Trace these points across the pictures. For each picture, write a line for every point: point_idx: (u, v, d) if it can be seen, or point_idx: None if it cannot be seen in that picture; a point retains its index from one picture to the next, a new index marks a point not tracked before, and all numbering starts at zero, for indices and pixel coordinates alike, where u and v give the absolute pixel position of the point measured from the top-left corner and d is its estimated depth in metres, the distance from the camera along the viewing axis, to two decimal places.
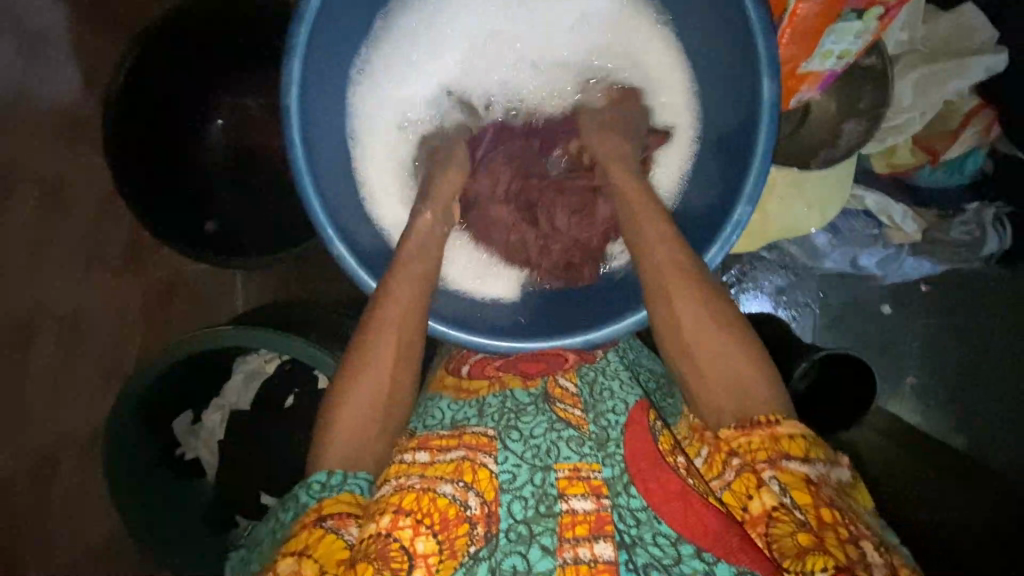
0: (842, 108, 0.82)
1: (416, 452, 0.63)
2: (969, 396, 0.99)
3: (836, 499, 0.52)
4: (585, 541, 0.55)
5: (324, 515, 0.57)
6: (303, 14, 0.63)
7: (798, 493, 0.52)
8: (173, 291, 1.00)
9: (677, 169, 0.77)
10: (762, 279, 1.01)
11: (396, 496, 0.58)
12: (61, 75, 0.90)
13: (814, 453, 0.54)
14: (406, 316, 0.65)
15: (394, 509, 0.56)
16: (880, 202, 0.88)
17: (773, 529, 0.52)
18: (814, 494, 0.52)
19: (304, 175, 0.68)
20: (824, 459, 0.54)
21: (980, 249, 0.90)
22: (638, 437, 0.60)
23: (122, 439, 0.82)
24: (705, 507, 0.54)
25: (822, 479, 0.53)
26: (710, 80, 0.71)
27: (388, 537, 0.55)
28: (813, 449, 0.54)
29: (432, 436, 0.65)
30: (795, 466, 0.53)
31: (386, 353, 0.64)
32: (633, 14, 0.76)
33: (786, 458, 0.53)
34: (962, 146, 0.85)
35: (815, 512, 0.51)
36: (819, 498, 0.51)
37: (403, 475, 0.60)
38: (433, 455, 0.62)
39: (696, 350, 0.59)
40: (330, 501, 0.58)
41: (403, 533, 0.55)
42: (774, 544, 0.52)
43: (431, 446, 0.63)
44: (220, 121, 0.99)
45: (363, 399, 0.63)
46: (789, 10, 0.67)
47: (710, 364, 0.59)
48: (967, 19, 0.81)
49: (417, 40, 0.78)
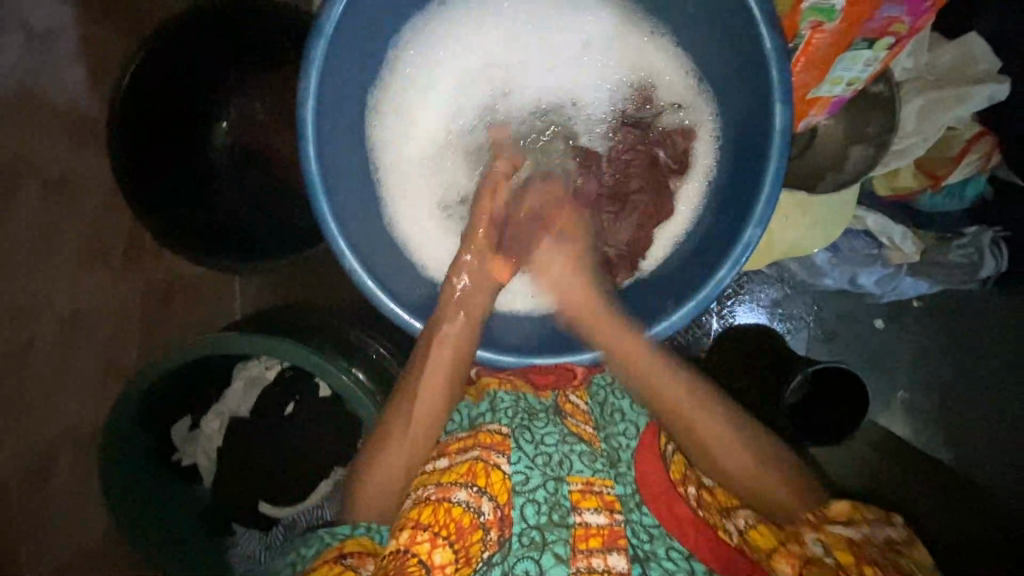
0: (850, 134, 0.84)
1: (436, 461, 0.64)
2: (962, 414, 1.00)
3: (879, 559, 0.56)
4: (598, 552, 0.56)
5: (345, 552, 0.60)
6: (322, 27, 0.64)
7: (839, 552, 0.56)
8: (173, 293, 1.03)
9: (700, 179, 0.77)
10: (759, 291, 1.02)
11: (415, 510, 0.58)
12: (69, 69, 0.89)
13: (855, 517, 0.61)
14: (455, 368, 0.68)
15: (413, 524, 0.57)
16: (880, 223, 0.90)
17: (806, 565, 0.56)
18: (855, 553, 0.56)
19: (318, 187, 0.68)
20: (871, 524, 0.60)
21: (976, 272, 0.92)
22: (649, 460, 0.62)
23: (120, 437, 0.82)
24: (718, 541, 0.58)
25: (864, 538, 0.58)
26: (725, 97, 0.72)
27: (407, 551, 0.55)
28: (854, 515, 0.61)
29: (451, 441, 0.66)
30: (838, 529, 0.59)
31: (436, 387, 0.66)
32: (645, 18, 0.76)
33: (829, 522, 0.60)
34: (963, 171, 0.86)
35: (855, 568, 0.55)
36: (862, 557, 0.56)
37: (421, 487, 0.61)
38: (450, 460, 0.62)
39: (690, 427, 0.63)
40: (351, 541, 0.61)
41: (421, 547, 0.55)
42: None
43: (450, 451, 0.64)
44: (226, 122, 0.96)
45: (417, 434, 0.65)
46: (804, 38, 0.68)
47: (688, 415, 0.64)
48: (971, 47, 0.82)
49: (436, 48, 0.77)
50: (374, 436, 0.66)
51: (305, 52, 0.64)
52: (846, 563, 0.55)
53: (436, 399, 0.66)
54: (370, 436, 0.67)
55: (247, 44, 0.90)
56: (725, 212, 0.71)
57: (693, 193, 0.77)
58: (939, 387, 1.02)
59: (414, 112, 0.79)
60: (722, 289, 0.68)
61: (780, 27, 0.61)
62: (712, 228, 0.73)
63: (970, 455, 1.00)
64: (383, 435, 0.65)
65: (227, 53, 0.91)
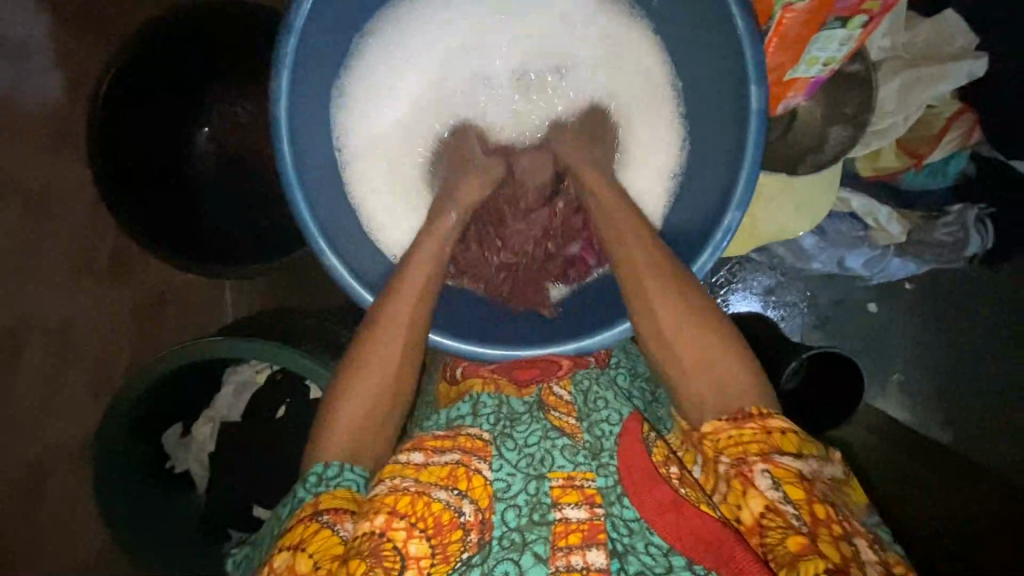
0: (827, 114, 0.84)
1: (410, 452, 0.61)
2: (956, 391, 1.00)
3: (827, 495, 0.51)
4: (577, 549, 0.54)
5: (321, 509, 0.57)
6: (292, 23, 0.63)
7: (788, 487, 0.50)
8: (162, 300, 0.96)
9: (666, 161, 0.79)
10: (751, 279, 1.03)
11: (391, 497, 0.57)
12: (45, 81, 0.88)
13: (801, 448, 0.53)
14: (416, 317, 0.66)
15: (389, 509, 0.56)
16: (865, 204, 0.89)
17: (767, 531, 0.50)
18: (806, 489, 0.50)
19: (294, 187, 0.67)
20: (816, 457, 0.53)
21: (963, 249, 0.91)
22: (634, 451, 0.57)
23: (106, 433, 0.80)
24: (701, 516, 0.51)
25: (812, 474, 0.52)
26: (697, 84, 0.73)
27: (381, 535, 0.54)
28: (803, 446, 0.54)
29: (427, 437, 0.64)
30: (785, 460, 0.52)
31: (388, 340, 0.65)
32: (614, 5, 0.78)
33: (777, 452, 0.52)
34: (945, 148, 0.85)
35: (804, 509, 0.50)
36: (812, 493, 0.50)
37: (398, 477, 0.59)
38: (427, 457, 0.61)
39: (656, 324, 0.62)
40: (327, 495, 0.58)
41: (396, 534, 0.54)
42: (766, 546, 0.50)
43: (426, 446, 0.62)
44: (208, 127, 0.96)
45: (356, 410, 0.63)
46: (775, 20, 0.69)
47: (657, 308, 0.62)
48: (945, 25, 0.83)
49: (405, 43, 0.79)
50: (321, 412, 0.64)
51: (275, 50, 0.64)
52: (796, 501, 0.50)
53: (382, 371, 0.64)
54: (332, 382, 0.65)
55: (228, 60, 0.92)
56: (699, 198, 0.73)
57: (664, 162, 0.78)
58: (930, 363, 1.02)
59: (390, 107, 0.80)
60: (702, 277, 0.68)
61: (753, 10, 0.61)
62: (689, 221, 0.73)
63: (968, 434, 1.00)
64: (346, 375, 0.64)
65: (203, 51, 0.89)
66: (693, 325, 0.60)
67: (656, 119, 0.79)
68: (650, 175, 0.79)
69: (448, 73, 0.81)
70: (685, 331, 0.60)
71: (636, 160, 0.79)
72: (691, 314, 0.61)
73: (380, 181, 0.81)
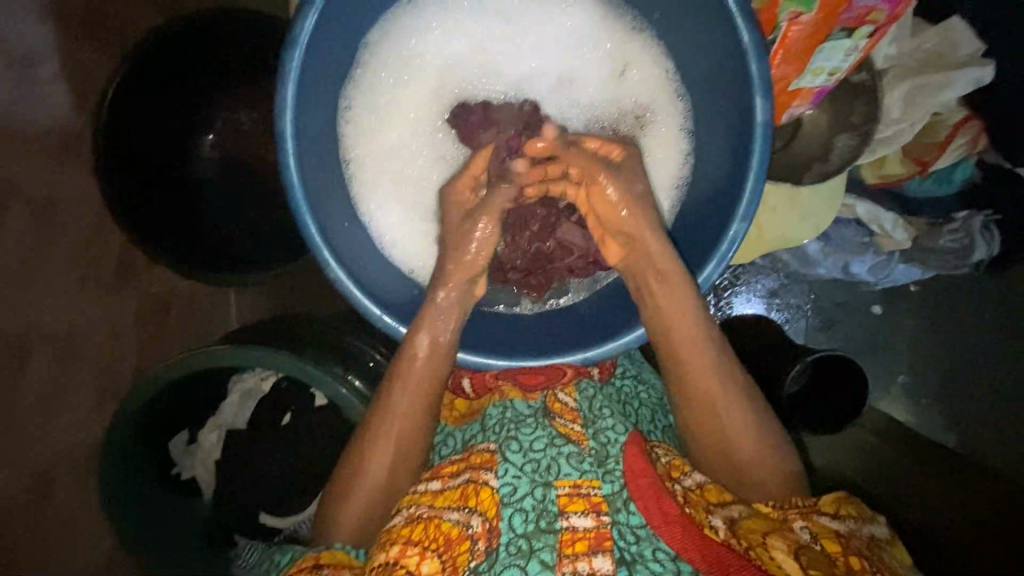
0: (835, 122, 0.84)
1: (428, 481, 0.64)
2: (960, 395, 1.01)
3: (862, 550, 0.56)
4: (584, 556, 0.54)
5: (322, 563, 0.61)
6: (298, 37, 0.63)
7: (826, 540, 0.56)
8: (167, 306, 1.01)
9: (676, 169, 0.78)
10: (755, 282, 1.02)
11: (407, 527, 0.59)
12: (48, 88, 0.87)
13: (841, 511, 0.60)
14: (426, 382, 0.67)
15: (404, 540, 0.57)
16: (870, 212, 0.89)
17: (802, 549, 0.55)
18: (842, 543, 0.56)
19: (301, 201, 0.68)
20: (853, 517, 0.60)
21: (969, 257, 0.91)
22: (637, 455, 0.58)
23: (114, 430, 0.80)
24: (704, 540, 0.53)
25: (851, 532, 0.58)
26: (702, 93, 0.73)
27: (396, 564, 0.56)
28: (841, 508, 0.60)
29: (444, 464, 0.66)
30: (824, 519, 0.59)
31: (414, 398, 0.67)
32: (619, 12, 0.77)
33: (817, 513, 0.59)
34: (951, 156, 0.85)
35: (843, 559, 0.55)
36: (848, 547, 0.56)
37: (414, 505, 0.61)
38: (444, 482, 0.63)
39: (703, 393, 0.64)
40: (327, 553, 0.63)
41: (410, 559, 0.56)
42: (803, 557, 0.54)
43: (443, 474, 0.64)
44: (213, 134, 0.96)
45: (383, 465, 0.66)
46: (782, 30, 0.69)
47: (707, 385, 0.64)
48: (953, 31, 0.82)
49: (411, 55, 0.79)
50: (349, 463, 0.67)
51: (281, 64, 0.64)
52: (833, 551, 0.55)
53: (408, 428, 0.67)
54: (342, 466, 0.68)
55: (213, 52, 0.88)
56: (706, 208, 0.73)
57: (672, 168, 0.78)
58: (936, 369, 1.02)
59: (395, 116, 0.80)
60: (709, 286, 0.69)
61: (757, 19, 0.61)
62: (700, 231, 0.72)
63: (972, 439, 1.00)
64: (356, 455, 0.67)
65: (211, 50, 0.88)
66: (725, 393, 0.64)
67: (667, 125, 0.78)
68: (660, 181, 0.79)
69: (452, 82, 0.81)
70: (727, 405, 0.64)
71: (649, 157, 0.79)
72: (733, 391, 0.65)
73: (388, 190, 0.81)
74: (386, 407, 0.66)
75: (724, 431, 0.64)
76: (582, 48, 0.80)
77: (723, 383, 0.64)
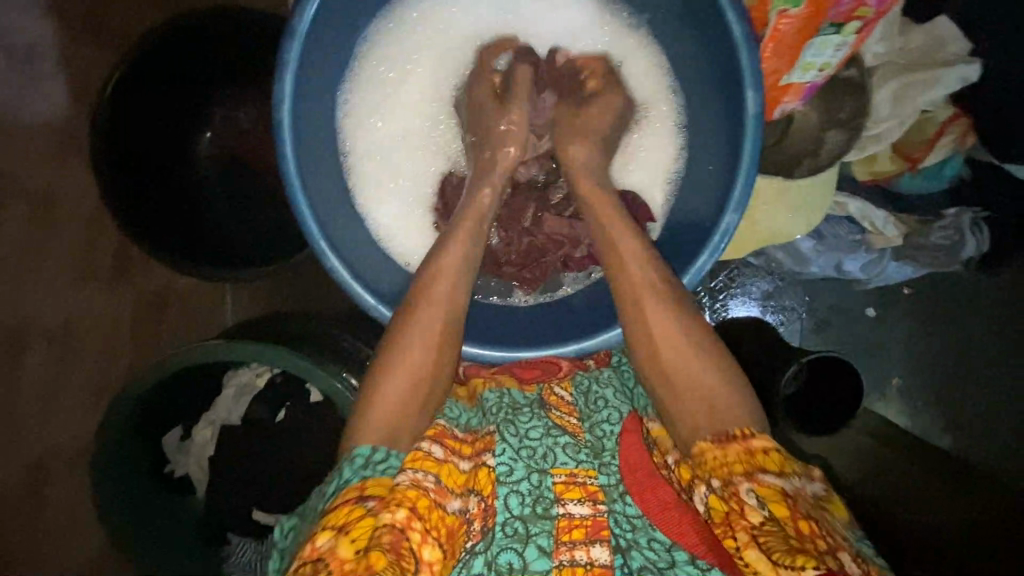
0: (822, 117, 0.85)
1: (432, 443, 0.59)
2: (953, 393, 1.01)
3: (811, 510, 0.49)
4: (581, 544, 0.54)
5: (367, 494, 0.51)
6: (296, 28, 0.64)
7: (774, 504, 0.48)
8: (164, 303, 1.01)
9: (667, 164, 0.79)
10: (750, 284, 1.03)
11: (413, 492, 0.53)
12: (49, 84, 0.88)
13: (786, 468, 0.51)
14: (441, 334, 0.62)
15: (410, 506, 0.51)
16: (862, 209, 0.90)
17: (761, 529, 0.48)
18: (790, 504, 0.48)
19: (298, 192, 0.68)
20: (798, 472, 0.52)
21: (960, 252, 0.92)
22: (635, 448, 0.59)
23: (108, 425, 0.80)
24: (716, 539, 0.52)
25: (796, 490, 0.49)
26: (696, 88, 0.74)
27: (402, 535, 0.50)
28: (786, 465, 0.52)
29: (443, 431, 0.62)
30: (768, 479, 0.50)
31: (427, 350, 0.60)
32: (614, 10, 0.78)
33: (760, 471, 0.51)
34: (939, 153, 0.87)
35: (792, 524, 0.47)
36: (795, 510, 0.48)
37: (421, 470, 0.55)
38: (450, 454, 0.59)
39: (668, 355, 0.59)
40: (373, 482, 0.53)
41: (417, 534, 0.50)
42: (762, 541, 0.47)
43: (448, 443, 0.60)
44: (210, 131, 0.97)
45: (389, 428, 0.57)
46: (771, 26, 0.71)
47: (674, 348, 0.59)
48: (937, 32, 0.84)
49: (410, 51, 0.80)
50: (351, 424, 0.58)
51: (279, 55, 0.65)
52: (783, 519, 0.48)
53: (423, 382, 0.60)
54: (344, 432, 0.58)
55: (214, 52, 0.89)
56: (703, 193, 0.73)
57: (665, 164, 0.80)
58: (930, 368, 1.03)
59: (392, 113, 0.81)
60: (701, 277, 0.69)
61: (748, 16, 0.62)
62: (696, 221, 0.73)
63: (964, 436, 1.01)
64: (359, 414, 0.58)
65: (208, 44, 0.88)
66: (693, 351, 0.58)
67: (660, 121, 0.79)
68: (653, 176, 0.80)
69: (449, 80, 0.82)
70: (694, 369, 0.58)
71: (642, 154, 0.80)
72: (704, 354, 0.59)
73: (384, 186, 0.81)
74: (395, 358, 0.59)
75: (691, 388, 0.57)
76: (579, 46, 0.81)
77: (691, 338, 0.59)
